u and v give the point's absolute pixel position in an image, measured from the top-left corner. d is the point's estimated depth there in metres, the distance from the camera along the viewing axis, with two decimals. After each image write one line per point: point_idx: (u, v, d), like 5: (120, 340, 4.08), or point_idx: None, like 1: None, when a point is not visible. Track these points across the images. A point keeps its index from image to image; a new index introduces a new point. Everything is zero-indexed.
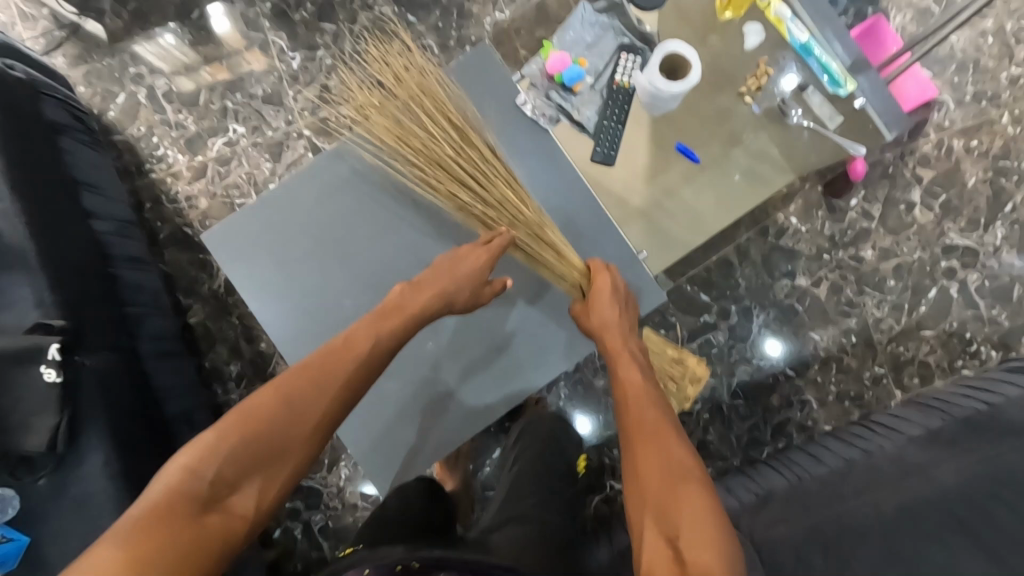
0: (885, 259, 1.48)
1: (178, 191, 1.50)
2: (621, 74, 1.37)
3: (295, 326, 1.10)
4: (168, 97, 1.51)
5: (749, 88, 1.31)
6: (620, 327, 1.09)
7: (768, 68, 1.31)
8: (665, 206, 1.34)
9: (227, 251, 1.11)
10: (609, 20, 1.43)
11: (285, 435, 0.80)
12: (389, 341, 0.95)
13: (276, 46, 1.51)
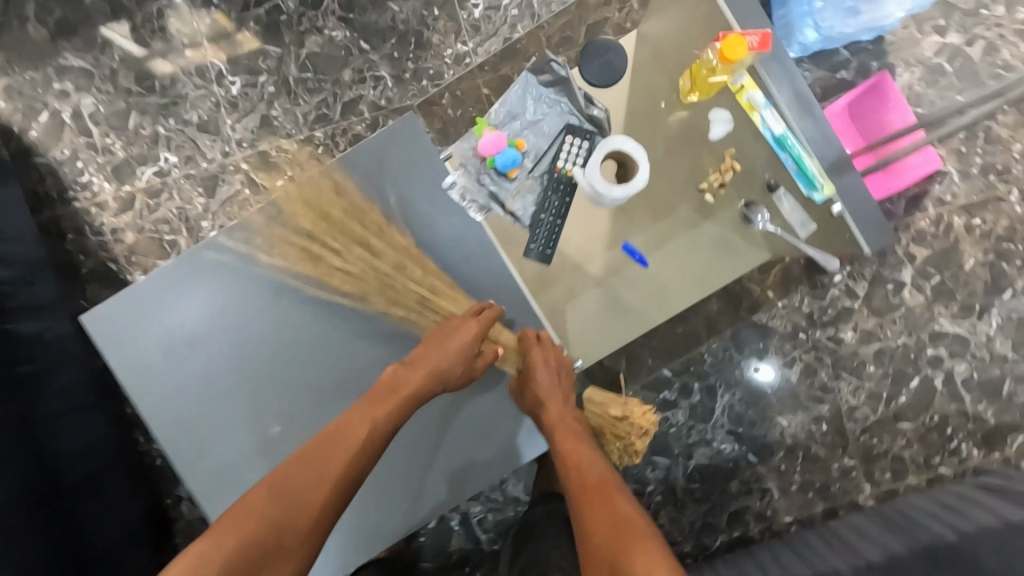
0: (866, 343, 1.36)
1: (103, 223, 1.38)
2: (565, 160, 1.18)
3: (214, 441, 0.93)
4: (95, 118, 1.37)
5: (711, 183, 1.17)
6: (561, 396, 1.01)
7: (734, 162, 1.15)
8: (625, 275, 1.22)
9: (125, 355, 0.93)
10: (554, 95, 1.22)
11: (280, 533, 0.74)
12: (386, 426, 0.88)
13: (215, 68, 1.37)
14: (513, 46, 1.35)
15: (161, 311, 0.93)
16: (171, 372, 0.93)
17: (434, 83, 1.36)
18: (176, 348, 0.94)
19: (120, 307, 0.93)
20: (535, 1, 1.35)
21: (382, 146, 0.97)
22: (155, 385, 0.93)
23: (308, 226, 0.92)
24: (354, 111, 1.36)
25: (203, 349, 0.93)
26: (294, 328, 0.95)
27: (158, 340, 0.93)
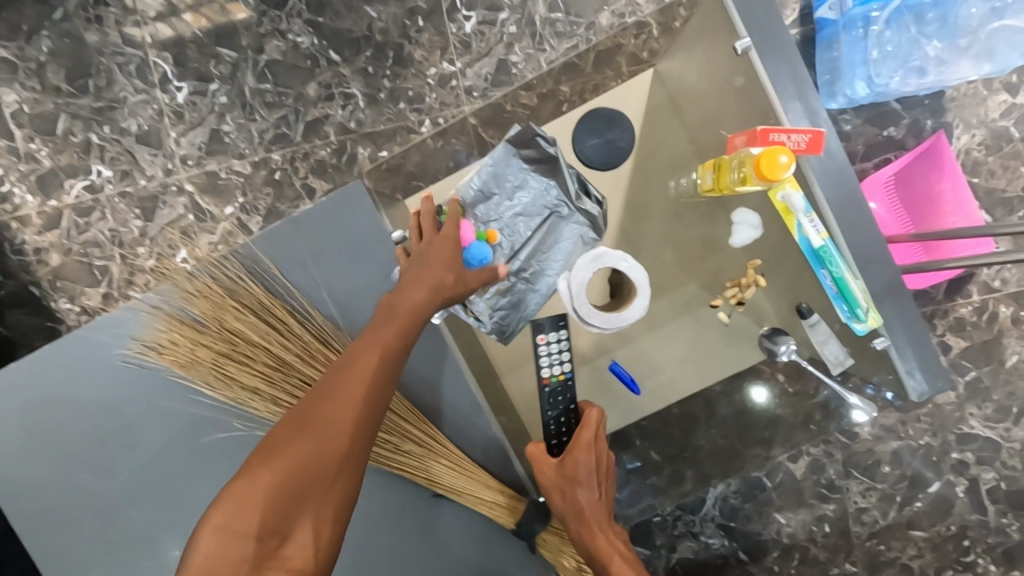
0: (884, 440, 1.20)
1: (24, 240, 1.20)
2: (549, 365, 0.79)
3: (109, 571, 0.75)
4: (18, 119, 1.18)
5: (725, 298, 0.98)
6: (597, 509, 0.76)
7: (758, 276, 0.95)
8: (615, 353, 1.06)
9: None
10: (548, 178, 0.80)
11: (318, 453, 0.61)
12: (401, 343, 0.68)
13: (159, 70, 1.17)
14: (508, 70, 1.16)
15: (32, 408, 0.73)
16: (47, 482, 0.74)
17: (412, 106, 1.17)
18: (52, 453, 0.74)
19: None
20: (539, 19, 1.16)
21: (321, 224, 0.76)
22: (31, 499, 0.74)
23: (204, 321, 0.72)
24: (318, 134, 1.17)
25: (88, 453, 0.74)
26: (195, 432, 0.75)
27: (30, 444, 0.74)
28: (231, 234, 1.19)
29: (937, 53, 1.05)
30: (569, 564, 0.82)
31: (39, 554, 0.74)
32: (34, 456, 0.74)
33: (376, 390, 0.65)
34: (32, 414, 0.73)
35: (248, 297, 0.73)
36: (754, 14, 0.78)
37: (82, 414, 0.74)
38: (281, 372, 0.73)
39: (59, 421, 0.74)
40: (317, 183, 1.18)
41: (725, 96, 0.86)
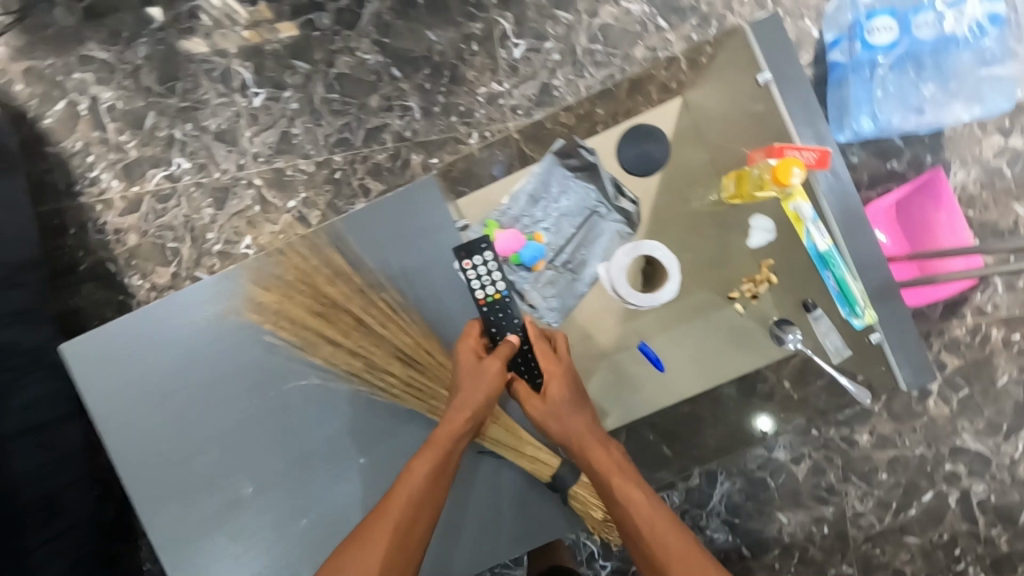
0: (881, 448, 1.29)
1: (106, 221, 1.34)
2: (482, 287, 0.85)
3: (187, 504, 0.85)
4: (111, 113, 1.33)
5: (742, 293, 1.09)
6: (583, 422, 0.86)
7: (772, 274, 1.06)
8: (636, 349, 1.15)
9: (105, 387, 0.84)
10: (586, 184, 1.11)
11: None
12: (427, 480, 0.77)
13: (240, 77, 1.32)
14: (551, 93, 1.29)
15: (136, 352, 0.84)
16: (143, 428, 0.85)
17: (462, 120, 1.30)
18: (151, 400, 0.85)
19: (93, 355, 0.84)
20: (580, 49, 1.29)
21: (395, 210, 0.84)
22: (131, 436, 0.85)
23: (291, 285, 0.82)
24: (377, 140, 1.31)
25: (181, 402, 0.85)
26: (279, 380, 0.85)
27: (133, 388, 0.84)
28: (291, 225, 1.31)
29: (932, 95, 1.17)
30: (598, 515, 0.91)
31: (136, 488, 0.84)
32: (133, 404, 0.85)
33: (402, 524, 0.74)
34: (133, 367, 0.84)
35: (327, 266, 0.83)
36: (773, 52, 0.90)
37: (176, 367, 0.84)
38: (362, 331, 0.83)
39: (158, 373, 0.84)
40: (373, 183, 1.31)
41: (743, 118, 0.98)
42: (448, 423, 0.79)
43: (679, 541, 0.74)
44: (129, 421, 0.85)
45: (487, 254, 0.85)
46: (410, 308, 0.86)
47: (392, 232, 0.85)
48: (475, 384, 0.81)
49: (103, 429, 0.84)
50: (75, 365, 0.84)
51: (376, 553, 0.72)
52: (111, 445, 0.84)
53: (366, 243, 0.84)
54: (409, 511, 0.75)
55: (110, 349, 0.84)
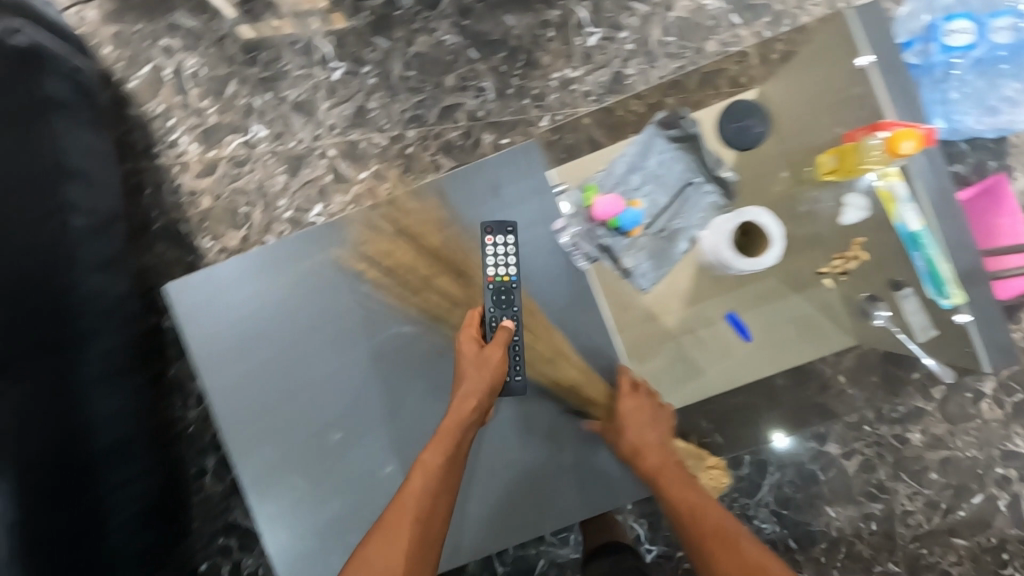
0: (933, 448, 1.29)
1: (182, 183, 1.38)
2: (494, 265, 0.86)
3: (276, 441, 0.88)
4: (194, 79, 1.38)
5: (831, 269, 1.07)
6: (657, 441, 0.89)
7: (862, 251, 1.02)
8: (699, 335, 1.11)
9: (207, 326, 0.90)
10: (683, 152, 1.02)
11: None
12: (437, 463, 0.78)
13: (321, 51, 1.36)
14: (622, 81, 1.32)
15: (241, 295, 0.90)
16: (238, 366, 0.89)
17: (535, 103, 1.33)
18: (246, 339, 0.90)
19: (197, 293, 0.91)
20: (654, 40, 1.32)
21: (494, 170, 0.89)
22: (228, 374, 0.89)
23: (396, 241, 0.92)
24: (450, 118, 1.34)
25: (274, 343, 0.89)
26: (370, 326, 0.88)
27: (234, 328, 0.90)
28: (362, 196, 1.35)
29: (1014, 92, 1.20)
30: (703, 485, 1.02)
31: (227, 424, 0.88)
32: (230, 342, 0.90)
33: (422, 510, 0.75)
34: (235, 308, 0.90)
35: (432, 224, 0.91)
36: (878, 40, 0.93)
37: (273, 310, 0.90)
38: (463, 282, 0.90)
39: (256, 313, 0.90)
40: (444, 160, 1.34)
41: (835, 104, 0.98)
42: (456, 413, 0.81)
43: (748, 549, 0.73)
44: (225, 359, 0.89)
45: (510, 237, 0.87)
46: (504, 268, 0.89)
47: (492, 193, 0.90)
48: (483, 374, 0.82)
49: (201, 365, 0.89)
50: (181, 302, 0.90)
51: (398, 544, 0.71)
52: (208, 381, 0.89)
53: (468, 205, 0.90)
54: (424, 504, 0.75)
55: (216, 290, 0.91)
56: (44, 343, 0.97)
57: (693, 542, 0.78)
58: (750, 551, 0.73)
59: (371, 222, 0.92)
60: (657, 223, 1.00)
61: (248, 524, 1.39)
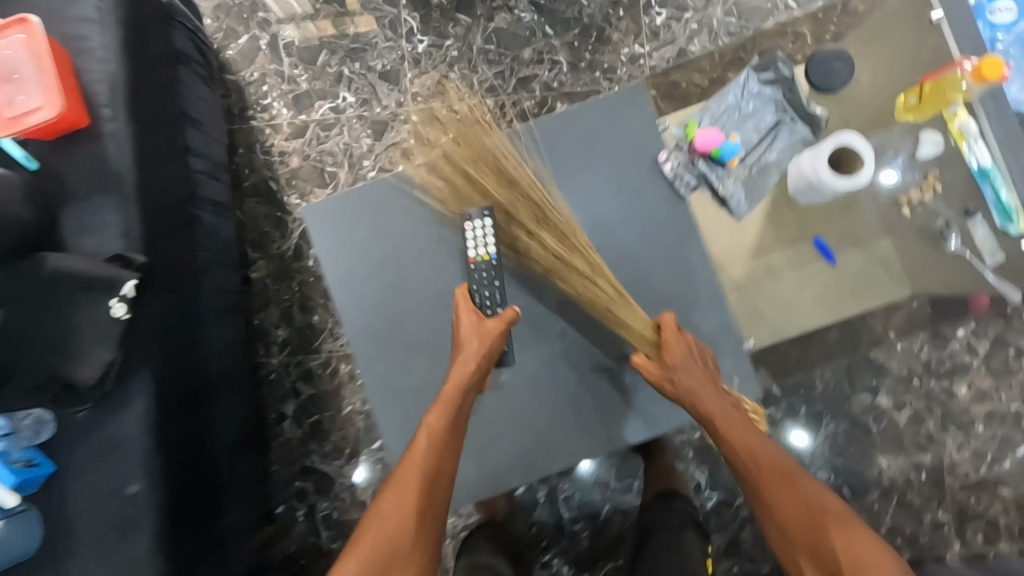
0: (979, 401, 1.37)
1: (273, 144, 1.47)
2: (475, 247, 0.95)
3: (395, 347, 1.02)
4: (288, 49, 1.48)
5: (910, 199, 1.05)
6: (708, 380, 0.90)
7: (936, 183, 1.03)
8: (765, 287, 1.13)
9: (336, 244, 1.03)
10: (775, 93, 1.06)
11: (391, 538, 0.79)
12: (437, 424, 0.89)
13: (407, 25, 1.47)
14: (687, 56, 1.43)
15: (365, 218, 1.03)
16: (363, 280, 1.03)
17: (606, 76, 1.44)
18: (363, 262, 1.02)
19: (321, 218, 1.03)
20: (716, 21, 1.44)
21: (603, 105, 0.99)
22: (355, 287, 1.03)
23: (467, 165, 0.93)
24: (526, 88, 1.45)
25: (390, 267, 1.02)
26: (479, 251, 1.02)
27: (361, 246, 1.03)
28: None
29: None
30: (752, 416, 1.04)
31: (355, 332, 1.03)
32: (357, 260, 1.03)
33: (428, 469, 0.85)
34: (358, 230, 1.02)
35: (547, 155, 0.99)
36: None
37: (388, 238, 1.02)
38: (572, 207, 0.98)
39: (374, 240, 1.02)
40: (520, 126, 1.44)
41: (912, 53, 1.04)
42: (455, 379, 0.91)
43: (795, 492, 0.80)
44: (351, 275, 1.03)
45: (487, 219, 0.94)
46: (613, 197, 0.98)
47: (602, 127, 0.99)
48: (479, 346, 0.92)
49: (332, 279, 1.03)
50: (311, 224, 1.02)
51: (407, 499, 0.82)
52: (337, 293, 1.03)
53: (581, 138, 0.99)
54: (429, 462, 0.86)
55: (342, 213, 1.02)
56: (176, 264, 1.05)
57: (749, 479, 0.84)
58: (807, 488, 0.80)
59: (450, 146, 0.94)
60: (752, 156, 1.03)
61: (323, 468, 1.44)
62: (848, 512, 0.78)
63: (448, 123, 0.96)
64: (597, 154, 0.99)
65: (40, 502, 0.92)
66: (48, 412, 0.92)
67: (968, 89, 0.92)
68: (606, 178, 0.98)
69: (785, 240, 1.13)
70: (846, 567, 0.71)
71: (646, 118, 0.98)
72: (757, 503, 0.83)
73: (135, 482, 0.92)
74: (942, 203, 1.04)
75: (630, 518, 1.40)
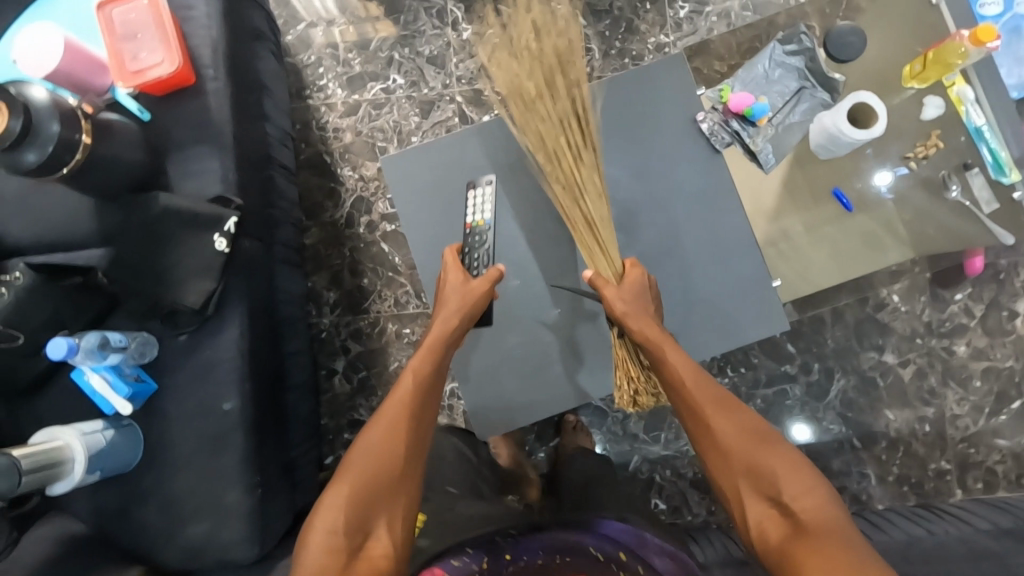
0: (976, 358, 1.49)
1: (328, 121, 1.60)
2: (471, 213, 1.14)
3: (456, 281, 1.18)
4: (344, 35, 1.62)
5: (916, 154, 1.17)
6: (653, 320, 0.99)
7: (940, 140, 1.16)
8: (779, 246, 1.22)
9: (408, 189, 1.19)
10: (800, 63, 1.21)
11: (376, 467, 0.84)
12: (423, 365, 0.97)
13: (453, 15, 1.61)
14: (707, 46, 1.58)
15: (437, 165, 1.18)
16: (432, 219, 1.18)
17: (634, 62, 1.58)
18: (427, 205, 1.18)
19: (398, 167, 1.19)
20: (734, 14, 1.58)
21: (654, 71, 1.12)
22: (425, 226, 1.18)
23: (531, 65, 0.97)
24: None
25: (450, 209, 1.18)
26: (529, 204, 1.17)
27: (431, 189, 1.18)
28: None
29: None
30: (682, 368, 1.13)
31: (424, 263, 1.18)
32: (427, 203, 1.18)
33: (419, 402, 0.92)
34: (429, 175, 1.18)
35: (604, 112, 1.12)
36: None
37: (452, 182, 1.18)
38: (619, 162, 1.12)
39: (434, 188, 1.19)
40: None
41: (916, 33, 1.19)
42: (441, 327, 1.02)
43: (738, 423, 0.88)
44: (421, 215, 1.19)
45: (488, 187, 1.15)
46: (659, 154, 1.12)
47: (649, 91, 1.13)
48: (461, 300, 1.04)
49: (405, 219, 1.19)
50: (390, 172, 1.19)
51: (395, 431, 0.88)
52: (410, 231, 1.19)
53: (630, 99, 1.12)
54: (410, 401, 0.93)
55: (415, 162, 1.19)
56: (260, 213, 1.16)
57: (693, 412, 0.91)
58: (744, 419, 0.89)
59: (525, 40, 0.97)
60: (779, 116, 1.19)
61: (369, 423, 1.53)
62: (781, 441, 0.87)
63: (530, 18, 0.97)
64: (647, 113, 1.12)
65: (143, 417, 1.02)
66: (151, 335, 1.02)
67: (965, 55, 1.07)
68: (653, 135, 1.12)
69: (803, 207, 1.21)
70: (786, 492, 0.80)
71: (687, 84, 1.13)
72: (700, 437, 0.90)
73: (229, 399, 1.01)
74: (941, 158, 1.18)
75: (656, 468, 1.50)
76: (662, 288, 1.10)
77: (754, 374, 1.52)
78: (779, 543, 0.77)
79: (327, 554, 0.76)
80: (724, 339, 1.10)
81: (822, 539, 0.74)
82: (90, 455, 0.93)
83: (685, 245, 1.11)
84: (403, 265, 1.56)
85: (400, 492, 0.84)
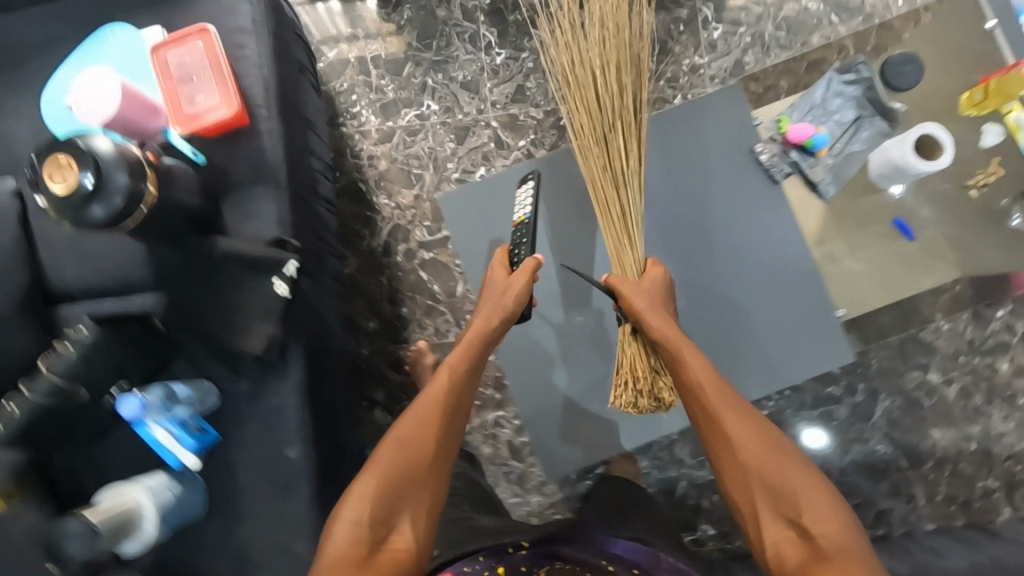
0: (1020, 375, 1.49)
1: (362, 148, 1.58)
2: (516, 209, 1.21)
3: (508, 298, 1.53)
4: (376, 62, 1.60)
5: (976, 182, 1.18)
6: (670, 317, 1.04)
7: (1000, 167, 1.16)
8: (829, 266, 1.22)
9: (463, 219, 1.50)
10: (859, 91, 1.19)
11: (403, 464, 0.89)
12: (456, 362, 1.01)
13: (486, 39, 1.59)
14: (742, 67, 1.57)
15: (490, 197, 1.50)
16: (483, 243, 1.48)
17: (669, 85, 1.57)
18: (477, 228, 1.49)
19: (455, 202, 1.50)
20: (767, 35, 1.58)
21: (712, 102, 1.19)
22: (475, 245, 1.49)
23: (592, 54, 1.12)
24: None
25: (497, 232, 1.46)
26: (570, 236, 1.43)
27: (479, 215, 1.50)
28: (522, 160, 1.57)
29: None
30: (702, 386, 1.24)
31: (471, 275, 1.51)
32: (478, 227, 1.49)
33: (448, 403, 0.96)
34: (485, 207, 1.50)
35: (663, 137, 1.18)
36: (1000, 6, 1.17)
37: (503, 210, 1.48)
38: (678, 189, 1.17)
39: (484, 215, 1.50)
40: None
41: (969, 61, 1.19)
42: (479, 325, 1.06)
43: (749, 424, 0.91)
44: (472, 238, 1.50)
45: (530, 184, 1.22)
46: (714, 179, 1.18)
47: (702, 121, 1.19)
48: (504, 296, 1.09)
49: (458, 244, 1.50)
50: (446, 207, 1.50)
51: (426, 431, 0.92)
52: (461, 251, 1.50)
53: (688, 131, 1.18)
54: (447, 396, 0.97)
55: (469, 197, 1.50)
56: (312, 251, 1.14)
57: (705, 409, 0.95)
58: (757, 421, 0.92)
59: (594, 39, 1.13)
60: (841, 145, 1.17)
61: None
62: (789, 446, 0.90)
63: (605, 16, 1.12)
64: (700, 139, 1.18)
65: (206, 467, 1.00)
66: (212, 382, 1.00)
67: None
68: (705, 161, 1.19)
69: (850, 228, 1.21)
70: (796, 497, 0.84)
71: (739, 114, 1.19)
72: (712, 434, 0.94)
73: (294, 446, 0.99)
74: (1002, 185, 1.17)
75: (704, 493, 1.48)
76: (719, 303, 1.13)
77: (799, 396, 1.51)
78: (790, 558, 0.81)
79: (350, 545, 0.83)
80: (784, 356, 1.12)
81: (835, 560, 0.77)
82: (160, 512, 0.91)
83: (745, 265, 1.15)
84: (442, 293, 1.55)
85: (424, 489, 0.90)
